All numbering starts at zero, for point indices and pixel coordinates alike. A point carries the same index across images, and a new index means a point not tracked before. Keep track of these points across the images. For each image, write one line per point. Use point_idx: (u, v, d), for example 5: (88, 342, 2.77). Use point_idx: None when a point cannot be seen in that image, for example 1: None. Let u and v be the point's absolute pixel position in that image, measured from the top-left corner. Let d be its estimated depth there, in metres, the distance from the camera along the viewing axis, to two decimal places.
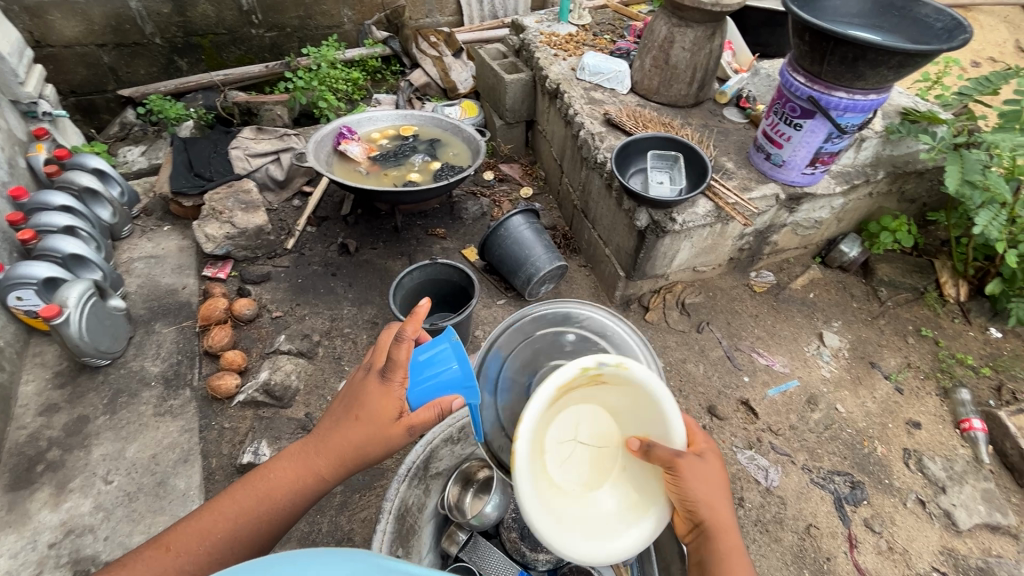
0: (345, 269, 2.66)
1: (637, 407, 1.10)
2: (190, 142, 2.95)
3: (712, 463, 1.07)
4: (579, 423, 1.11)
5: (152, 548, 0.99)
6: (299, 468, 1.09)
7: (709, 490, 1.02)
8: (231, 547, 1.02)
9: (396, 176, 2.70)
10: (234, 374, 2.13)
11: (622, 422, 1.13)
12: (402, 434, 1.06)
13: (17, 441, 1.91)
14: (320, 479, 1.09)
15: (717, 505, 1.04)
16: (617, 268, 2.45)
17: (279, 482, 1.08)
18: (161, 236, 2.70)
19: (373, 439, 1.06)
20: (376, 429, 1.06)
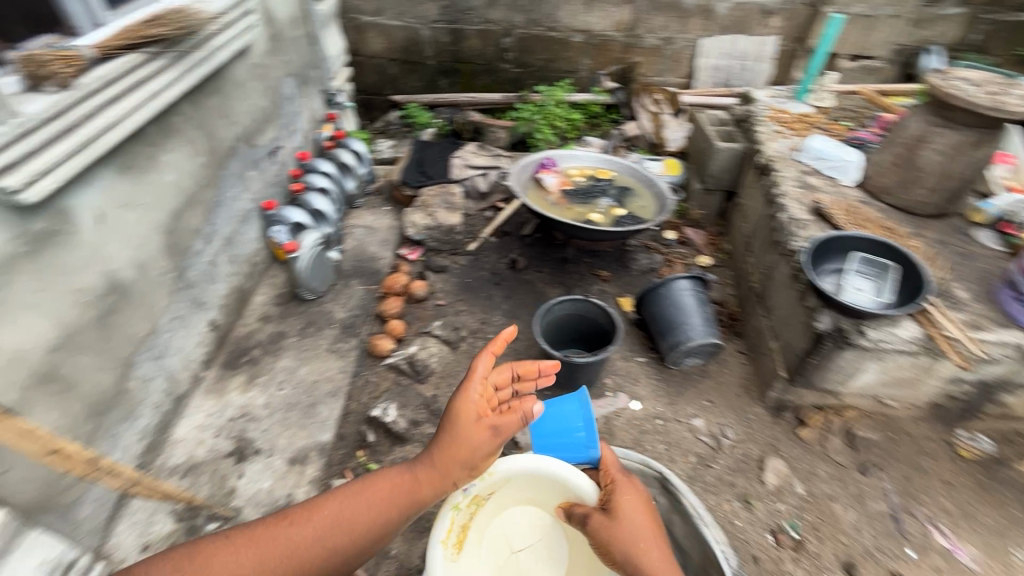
0: (508, 282, 2.88)
1: (541, 489, 1.64)
2: (427, 146, 3.52)
3: (627, 506, 1.39)
4: (510, 531, 1.69)
5: (298, 510, 1.21)
6: (390, 490, 1.24)
7: (624, 536, 1.33)
8: (337, 549, 1.17)
9: (579, 212, 2.81)
10: (391, 339, 2.48)
11: (538, 504, 1.68)
12: (486, 434, 1.24)
13: (239, 334, 2.48)
14: (413, 500, 1.24)
15: (642, 550, 1.30)
16: (779, 368, 2.20)
17: (395, 478, 1.26)
18: (381, 213, 3.26)
19: (449, 465, 1.25)
20: (455, 458, 1.24)
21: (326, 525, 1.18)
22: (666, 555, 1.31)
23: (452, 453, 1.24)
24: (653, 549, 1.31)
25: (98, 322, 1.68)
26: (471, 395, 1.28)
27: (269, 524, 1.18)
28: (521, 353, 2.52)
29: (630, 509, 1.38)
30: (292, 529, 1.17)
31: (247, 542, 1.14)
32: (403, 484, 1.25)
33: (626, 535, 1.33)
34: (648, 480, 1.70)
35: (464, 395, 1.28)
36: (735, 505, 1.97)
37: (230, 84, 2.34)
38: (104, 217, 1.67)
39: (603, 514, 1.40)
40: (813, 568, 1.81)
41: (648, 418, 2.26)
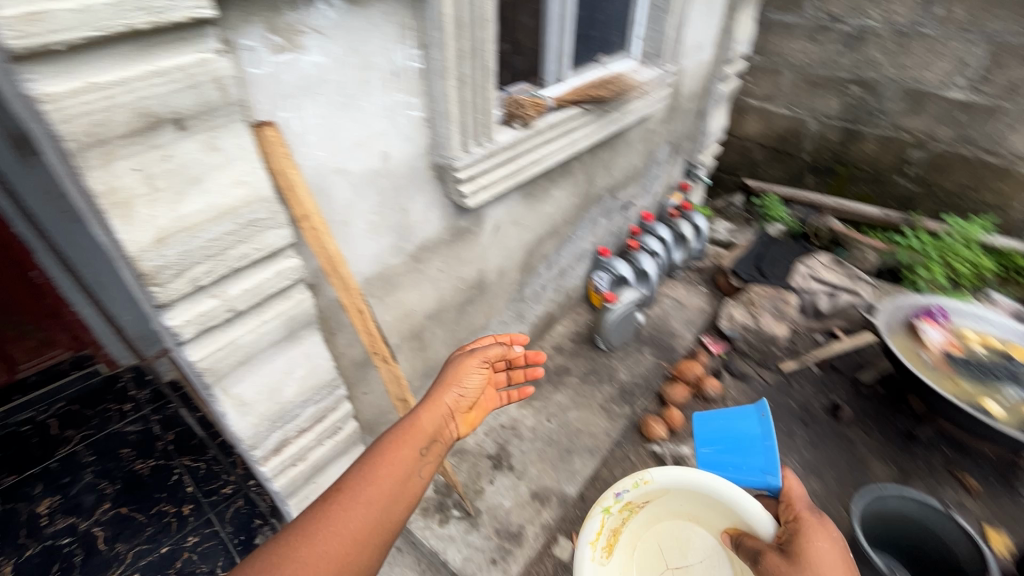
0: (819, 427, 2.38)
1: (698, 505, 1.64)
2: (771, 241, 3.23)
3: (812, 550, 1.23)
4: (673, 536, 1.70)
5: (331, 501, 0.98)
6: (400, 449, 1.12)
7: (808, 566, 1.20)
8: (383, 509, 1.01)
9: (964, 391, 2.11)
10: (664, 427, 2.33)
11: (698, 520, 1.67)
12: (476, 364, 1.38)
13: (534, 352, 2.69)
14: (422, 442, 1.16)
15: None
16: None
17: (398, 441, 1.13)
18: (695, 291, 3.12)
19: (439, 401, 1.27)
20: (452, 385, 1.32)
21: (368, 492, 1.01)
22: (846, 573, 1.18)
23: (437, 398, 1.28)
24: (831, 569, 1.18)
25: (460, 307, 2.01)
26: (473, 361, 1.38)
27: (307, 521, 0.94)
28: None
29: (818, 552, 1.21)
30: (327, 520, 0.94)
31: (303, 537, 0.91)
32: (405, 434, 1.16)
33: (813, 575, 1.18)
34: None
35: (468, 364, 1.37)
36: None
37: (624, 143, 2.57)
38: (500, 228, 2.00)
39: (781, 555, 1.28)
40: None
41: None
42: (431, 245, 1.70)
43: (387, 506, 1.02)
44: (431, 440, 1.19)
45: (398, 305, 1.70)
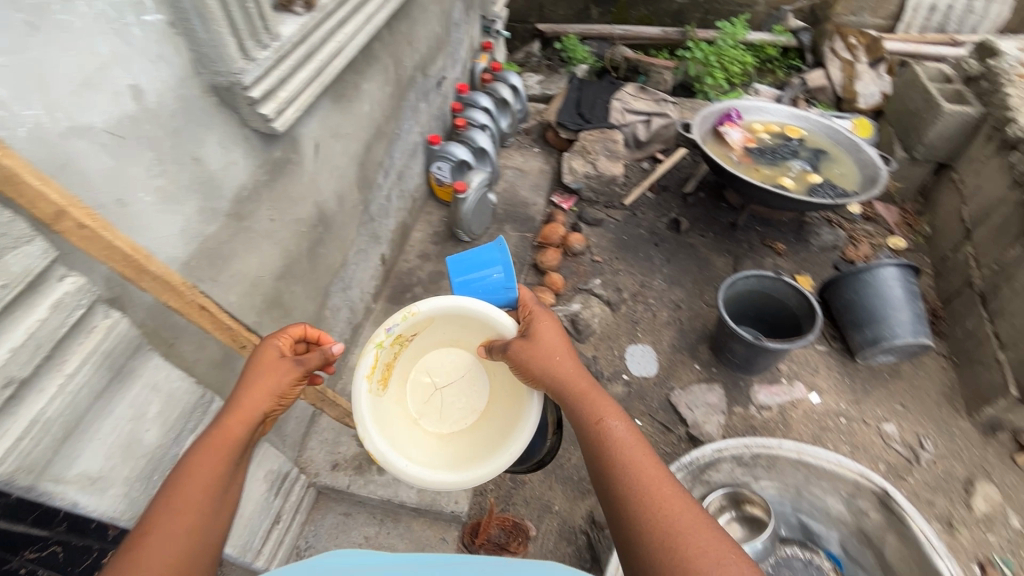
0: (668, 243, 2.70)
1: (466, 328, 1.39)
2: (585, 85, 3.25)
3: (545, 335, 1.19)
4: (431, 371, 1.43)
5: None
6: (210, 461, 0.94)
7: (547, 352, 1.15)
8: (203, 524, 0.88)
9: (766, 176, 2.51)
10: (551, 293, 2.38)
11: (463, 345, 1.43)
12: (282, 369, 1.09)
13: (401, 268, 2.52)
14: (237, 451, 0.98)
15: (558, 361, 1.14)
16: (1007, 382, 1.91)
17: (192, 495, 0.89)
18: (531, 155, 3.10)
19: (264, 389, 1.05)
20: (255, 395, 1.04)
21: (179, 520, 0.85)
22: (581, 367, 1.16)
23: (261, 384, 1.05)
24: (570, 363, 1.15)
25: (310, 253, 1.71)
26: (273, 362, 1.08)
27: None
28: (684, 324, 2.38)
29: (549, 334, 1.19)
30: (142, 551, 0.80)
31: None
32: (224, 430, 0.99)
33: (546, 352, 1.15)
34: (863, 491, 1.54)
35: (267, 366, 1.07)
36: (936, 526, 1.78)
37: (417, 8, 2.23)
38: (321, 147, 1.66)
39: (523, 341, 1.18)
40: None
41: (830, 414, 2.07)
42: (247, 194, 1.34)
43: (205, 525, 0.88)
44: (245, 445, 1.01)
45: (239, 277, 1.36)
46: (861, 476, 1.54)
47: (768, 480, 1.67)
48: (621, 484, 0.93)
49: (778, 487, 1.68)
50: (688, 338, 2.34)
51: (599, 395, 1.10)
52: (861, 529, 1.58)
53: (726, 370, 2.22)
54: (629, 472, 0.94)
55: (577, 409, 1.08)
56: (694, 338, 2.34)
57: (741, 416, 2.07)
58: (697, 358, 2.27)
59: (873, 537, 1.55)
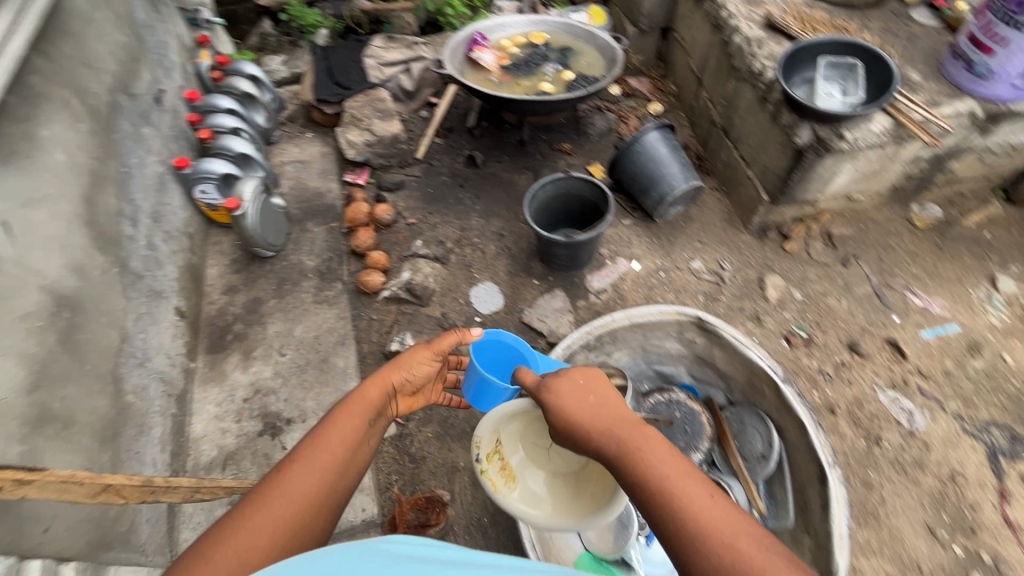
0: (472, 181, 2.73)
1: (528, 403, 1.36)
2: (330, 52, 2.99)
3: (569, 403, 1.08)
4: None
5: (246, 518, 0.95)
6: (352, 419, 1.16)
7: (576, 421, 1.06)
8: (334, 478, 1.06)
9: (528, 87, 2.60)
10: (379, 272, 2.33)
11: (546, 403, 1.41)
12: (427, 351, 1.38)
13: (209, 313, 2.25)
14: (371, 415, 1.20)
15: (590, 431, 1.05)
16: (759, 192, 2.30)
17: (330, 446, 1.09)
18: (305, 142, 2.88)
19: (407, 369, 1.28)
20: (400, 369, 1.30)
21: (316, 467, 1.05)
22: (615, 415, 1.06)
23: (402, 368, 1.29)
24: (602, 419, 1.05)
25: (67, 345, 1.43)
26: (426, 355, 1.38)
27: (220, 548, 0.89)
28: (512, 249, 2.48)
29: (569, 398, 1.08)
30: (285, 484, 1.01)
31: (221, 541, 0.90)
32: (365, 394, 1.22)
33: (574, 423, 1.06)
34: (686, 326, 1.78)
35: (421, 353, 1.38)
36: (749, 325, 2.15)
37: (77, 22, 1.85)
38: (13, 225, 1.35)
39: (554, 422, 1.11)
40: (824, 356, 2.07)
41: (651, 274, 2.35)
42: None
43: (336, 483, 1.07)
44: (378, 413, 1.23)
45: None
46: (679, 315, 1.76)
47: (620, 351, 1.89)
48: (701, 564, 0.85)
49: (627, 352, 1.89)
50: (519, 260, 2.45)
51: (642, 442, 1.00)
52: (695, 354, 1.85)
53: (559, 274, 2.38)
54: (696, 536, 0.87)
55: (622, 471, 0.99)
56: (524, 258, 2.45)
57: (585, 308, 2.27)
58: (533, 274, 2.39)
59: (705, 356, 1.83)
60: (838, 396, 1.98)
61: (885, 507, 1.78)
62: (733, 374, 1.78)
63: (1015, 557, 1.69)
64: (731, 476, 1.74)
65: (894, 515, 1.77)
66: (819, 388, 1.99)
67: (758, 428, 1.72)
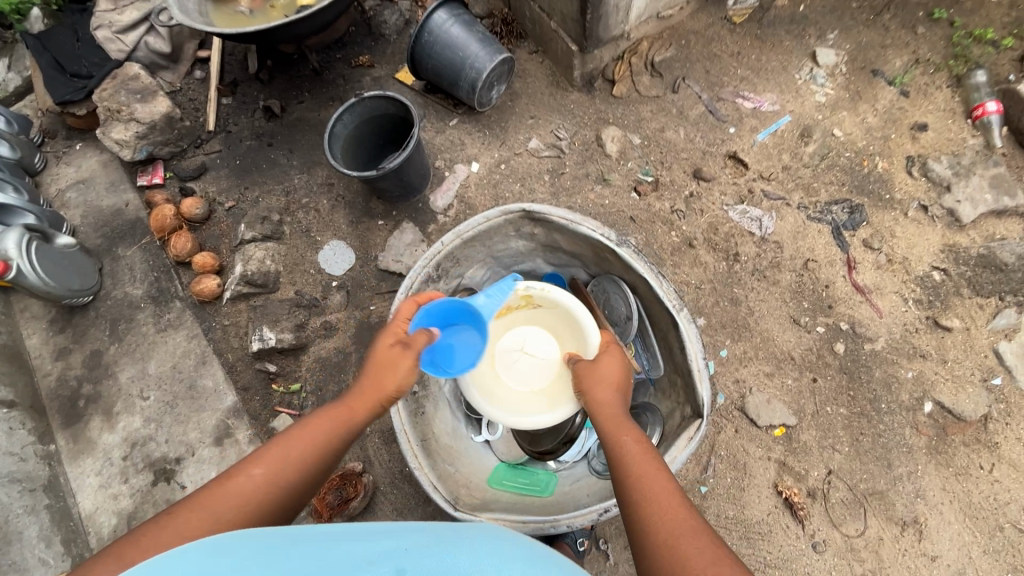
0: (279, 135, 2.41)
1: (569, 330, 1.48)
2: (46, 37, 2.42)
3: (604, 366, 1.22)
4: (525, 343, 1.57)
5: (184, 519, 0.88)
6: (325, 423, 1.09)
7: (592, 379, 1.20)
8: (287, 499, 1.00)
9: (284, 7, 2.30)
10: (212, 275, 2.11)
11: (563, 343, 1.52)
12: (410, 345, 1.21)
13: (49, 387, 2.03)
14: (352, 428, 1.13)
15: (598, 392, 1.18)
16: (568, 44, 2.10)
17: (295, 457, 1.03)
18: (77, 156, 2.44)
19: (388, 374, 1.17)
20: (393, 366, 1.18)
21: (270, 477, 0.99)
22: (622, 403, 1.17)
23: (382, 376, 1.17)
24: (606, 394, 1.17)
25: None
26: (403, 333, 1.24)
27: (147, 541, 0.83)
28: (345, 196, 2.26)
29: (610, 366, 1.22)
30: (236, 487, 0.95)
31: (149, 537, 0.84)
32: (347, 401, 1.14)
33: (600, 381, 1.19)
34: (518, 222, 1.69)
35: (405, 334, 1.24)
36: (598, 189, 2.09)
37: None
38: None
39: (586, 366, 1.25)
40: (674, 193, 2.04)
41: (492, 170, 2.20)
42: None
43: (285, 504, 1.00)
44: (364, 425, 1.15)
45: None
46: (506, 215, 1.65)
47: (471, 268, 1.81)
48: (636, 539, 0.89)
49: (478, 266, 1.82)
50: (357, 205, 2.24)
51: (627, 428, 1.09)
52: (542, 244, 1.78)
53: (399, 206, 2.20)
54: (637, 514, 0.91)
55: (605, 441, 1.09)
56: (361, 201, 2.24)
57: (437, 231, 2.15)
58: (375, 215, 2.21)
59: (551, 244, 1.77)
60: (694, 228, 1.98)
61: (753, 316, 1.87)
62: (581, 252, 1.74)
63: (867, 316, 1.82)
64: None
65: (762, 320, 1.87)
66: (675, 228, 1.99)
67: (618, 297, 1.73)
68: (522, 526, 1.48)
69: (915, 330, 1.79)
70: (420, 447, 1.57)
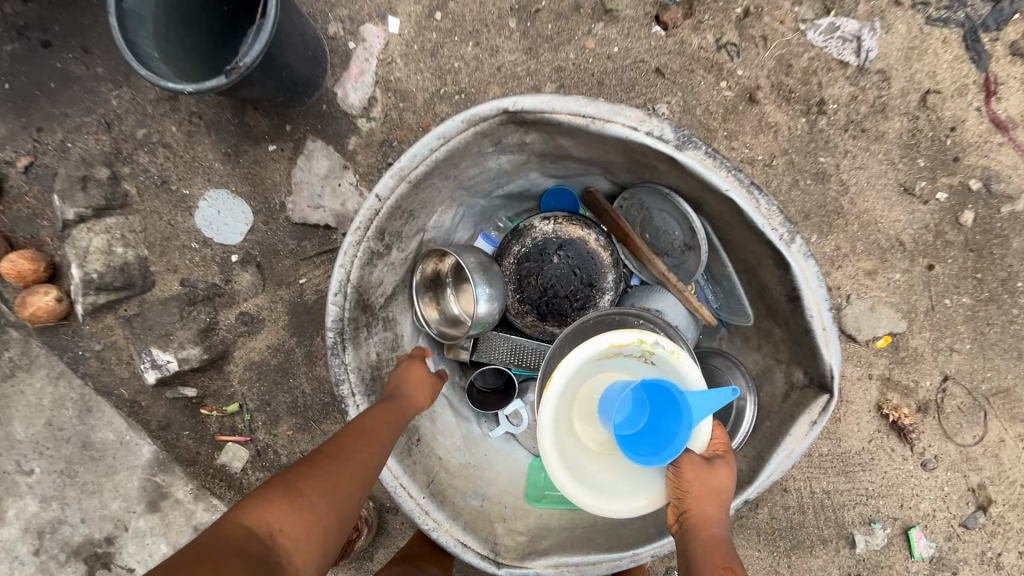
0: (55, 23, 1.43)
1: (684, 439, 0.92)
2: None
3: (718, 476, 0.92)
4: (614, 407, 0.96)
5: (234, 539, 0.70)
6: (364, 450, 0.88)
7: (707, 492, 0.90)
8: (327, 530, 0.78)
9: None
10: (47, 287, 1.38)
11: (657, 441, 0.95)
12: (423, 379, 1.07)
13: None
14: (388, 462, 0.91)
15: (703, 509, 0.90)
16: None
17: (340, 484, 0.82)
18: None
19: (422, 384, 1.06)
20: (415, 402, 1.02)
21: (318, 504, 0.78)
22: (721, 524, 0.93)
23: (410, 388, 1.05)
24: (714, 512, 0.91)
25: None
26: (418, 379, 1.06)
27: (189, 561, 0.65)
28: (204, 114, 1.42)
29: (724, 480, 0.93)
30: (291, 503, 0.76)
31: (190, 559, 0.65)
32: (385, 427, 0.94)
33: (711, 491, 0.90)
34: (498, 131, 0.99)
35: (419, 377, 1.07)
36: (599, 31, 1.31)
37: None
38: None
39: (704, 465, 0.91)
40: (719, 16, 1.28)
41: (423, 27, 1.36)
42: None
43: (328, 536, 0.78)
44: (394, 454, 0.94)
45: None
46: (475, 124, 0.95)
47: (435, 215, 1.16)
48: None
49: (444, 208, 1.16)
50: (227, 126, 1.42)
51: None
52: (537, 155, 1.09)
53: (292, 115, 1.40)
54: None
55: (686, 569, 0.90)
56: (231, 117, 1.41)
57: (363, 146, 1.39)
58: (260, 138, 1.41)
59: (552, 152, 1.08)
60: (756, 70, 1.28)
61: (849, 194, 1.30)
62: (604, 158, 1.07)
63: (1008, 164, 1.28)
64: (657, 287, 1.21)
65: (861, 197, 1.30)
66: (727, 75, 1.29)
67: (670, 217, 1.12)
68: (594, 567, 1.08)
69: None
70: (427, 495, 1.09)
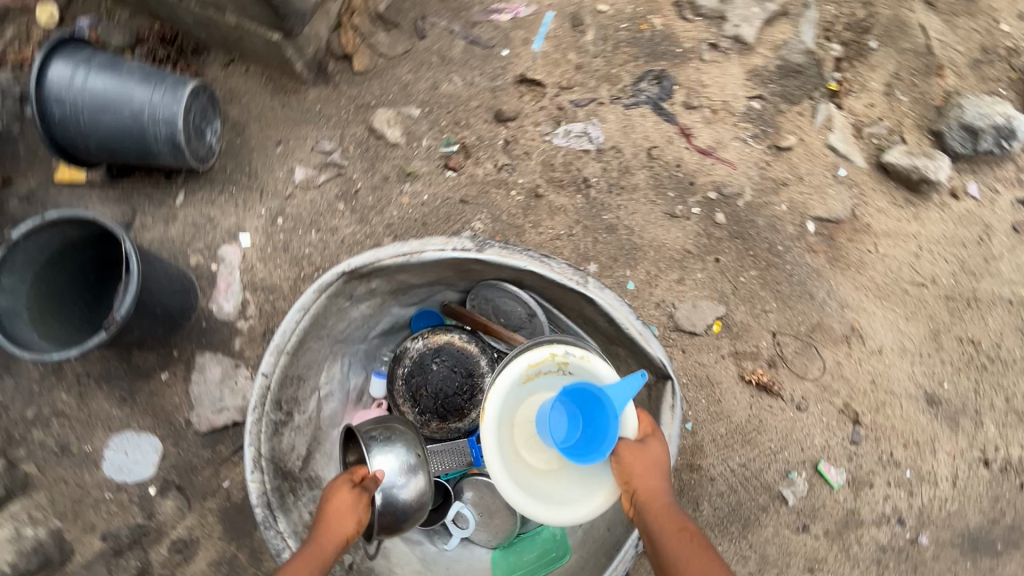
0: None
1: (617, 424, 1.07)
2: None
3: (652, 450, 1.07)
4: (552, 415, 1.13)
5: None
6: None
7: (647, 466, 1.04)
8: None
9: None
10: None
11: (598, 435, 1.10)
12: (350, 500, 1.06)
13: None
14: None
15: (651, 483, 1.03)
16: (266, 33, 1.55)
17: None
18: None
19: (343, 515, 1.04)
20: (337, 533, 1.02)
21: None
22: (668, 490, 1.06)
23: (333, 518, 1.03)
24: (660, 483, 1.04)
25: None
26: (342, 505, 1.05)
27: None
28: (90, 372, 1.53)
29: (658, 452, 1.07)
30: None
31: None
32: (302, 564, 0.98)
33: (651, 466, 1.04)
34: (346, 288, 1.23)
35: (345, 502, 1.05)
36: (408, 188, 1.68)
37: None
38: None
39: (636, 444, 1.06)
40: (489, 150, 1.71)
41: (270, 233, 1.64)
42: None
43: None
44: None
45: None
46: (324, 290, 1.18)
47: (324, 371, 1.34)
48: None
49: (330, 362, 1.35)
50: (116, 373, 1.54)
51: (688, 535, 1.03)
52: (389, 293, 1.35)
53: (176, 340, 1.56)
54: None
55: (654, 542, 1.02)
56: (118, 364, 1.54)
57: (248, 343, 1.57)
58: (151, 371, 1.54)
59: (398, 287, 1.34)
60: (531, 175, 1.70)
61: (635, 232, 1.69)
62: (439, 276, 1.35)
63: (725, 173, 1.75)
64: None
65: (645, 231, 1.70)
66: (512, 184, 1.69)
67: (508, 300, 1.40)
68: None
69: (767, 164, 1.77)
70: None
